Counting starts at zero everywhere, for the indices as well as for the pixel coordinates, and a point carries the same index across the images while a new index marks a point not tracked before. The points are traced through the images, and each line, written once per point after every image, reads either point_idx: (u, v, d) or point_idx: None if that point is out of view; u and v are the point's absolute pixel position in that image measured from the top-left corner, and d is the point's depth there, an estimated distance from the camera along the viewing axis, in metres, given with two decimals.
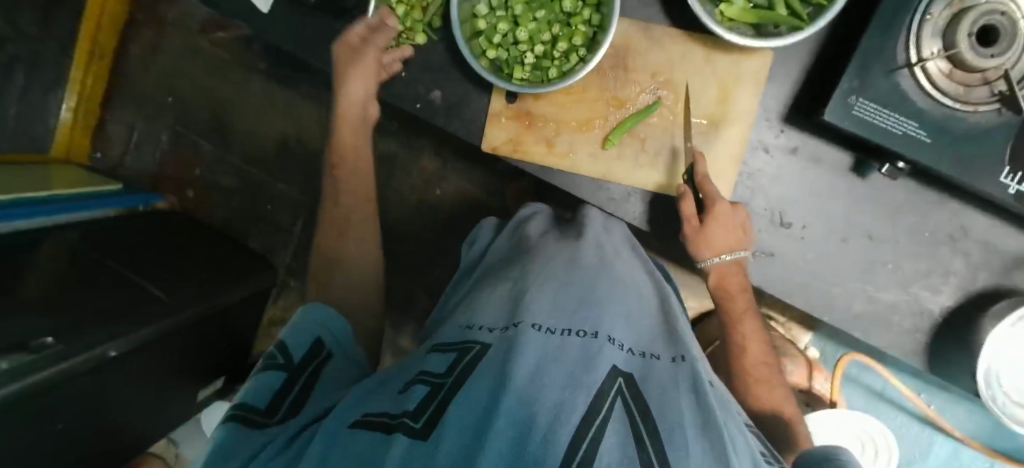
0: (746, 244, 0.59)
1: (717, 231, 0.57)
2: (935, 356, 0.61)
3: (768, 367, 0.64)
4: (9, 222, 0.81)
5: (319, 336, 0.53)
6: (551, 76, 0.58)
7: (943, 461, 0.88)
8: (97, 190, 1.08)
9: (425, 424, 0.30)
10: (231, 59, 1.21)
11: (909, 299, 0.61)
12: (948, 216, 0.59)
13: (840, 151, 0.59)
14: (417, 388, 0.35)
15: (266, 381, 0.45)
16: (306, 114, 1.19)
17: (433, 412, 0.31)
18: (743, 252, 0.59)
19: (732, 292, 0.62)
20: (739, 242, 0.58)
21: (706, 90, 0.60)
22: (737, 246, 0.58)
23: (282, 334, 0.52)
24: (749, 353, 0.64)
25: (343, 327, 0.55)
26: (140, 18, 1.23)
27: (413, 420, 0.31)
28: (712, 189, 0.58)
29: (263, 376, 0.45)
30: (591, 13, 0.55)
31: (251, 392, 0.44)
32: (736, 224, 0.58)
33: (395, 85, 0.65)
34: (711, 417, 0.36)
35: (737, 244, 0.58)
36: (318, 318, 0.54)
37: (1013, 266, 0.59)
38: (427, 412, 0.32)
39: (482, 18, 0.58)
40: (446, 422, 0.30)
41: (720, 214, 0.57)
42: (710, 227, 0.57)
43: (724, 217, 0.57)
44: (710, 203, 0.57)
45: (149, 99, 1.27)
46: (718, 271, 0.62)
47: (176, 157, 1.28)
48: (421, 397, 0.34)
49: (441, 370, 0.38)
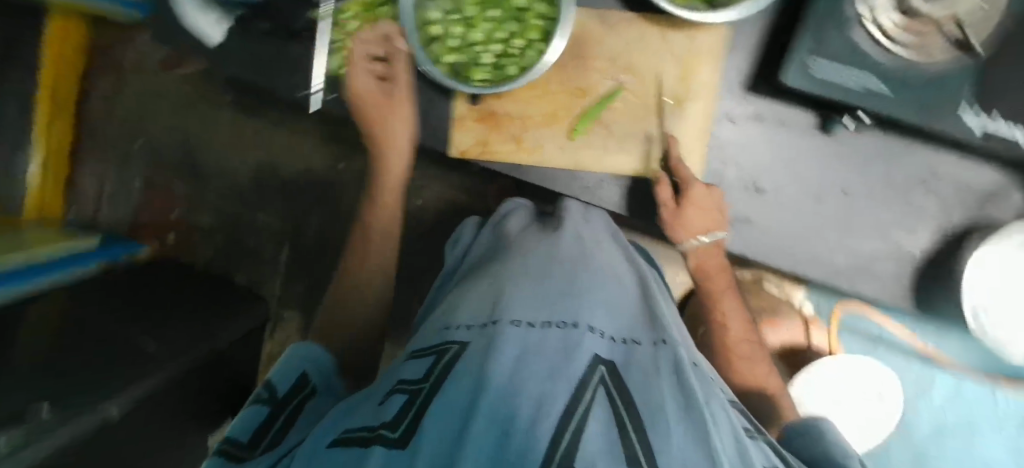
0: (723, 226, 0.62)
1: (696, 213, 0.59)
2: (924, 299, 0.62)
3: (750, 344, 0.68)
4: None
5: (304, 371, 0.55)
6: (511, 73, 0.58)
7: (946, 396, 0.89)
8: (77, 248, 1.07)
9: (403, 432, 0.34)
10: (194, 97, 1.19)
11: (891, 247, 0.62)
12: (917, 163, 0.60)
13: (804, 112, 0.60)
14: (395, 399, 0.38)
15: (250, 417, 0.47)
16: (279, 142, 1.18)
17: (411, 420, 0.34)
18: (719, 234, 0.62)
19: (714, 274, 0.67)
20: (717, 224, 0.61)
21: (666, 69, 0.61)
22: (713, 227, 0.61)
23: (271, 370, 0.54)
24: (733, 329, 0.68)
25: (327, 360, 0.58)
26: (96, 67, 1.21)
27: (390, 430, 0.34)
28: (687, 173, 0.60)
29: (245, 413, 0.47)
30: (544, 7, 0.55)
31: (234, 427, 0.46)
32: (714, 205, 0.60)
33: (359, 101, 0.64)
34: (693, 399, 0.36)
35: (713, 226, 0.61)
36: (304, 354, 0.56)
37: (986, 200, 0.60)
38: (405, 422, 0.35)
39: (436, 23, 0.58)
40: (425, 428, 0.33)
41: (696, 197, 0.58)
42: (687, 211, 0.59)
43: (701, 200, 0.59)
44: (688, 187, 0.59)
45: (116, 147, 1.25)
46: (699, 251, 0.65)
47: (152, 202, 1.26)
48: (400, 405, 0.37)
49: (418, 376, 0.40)
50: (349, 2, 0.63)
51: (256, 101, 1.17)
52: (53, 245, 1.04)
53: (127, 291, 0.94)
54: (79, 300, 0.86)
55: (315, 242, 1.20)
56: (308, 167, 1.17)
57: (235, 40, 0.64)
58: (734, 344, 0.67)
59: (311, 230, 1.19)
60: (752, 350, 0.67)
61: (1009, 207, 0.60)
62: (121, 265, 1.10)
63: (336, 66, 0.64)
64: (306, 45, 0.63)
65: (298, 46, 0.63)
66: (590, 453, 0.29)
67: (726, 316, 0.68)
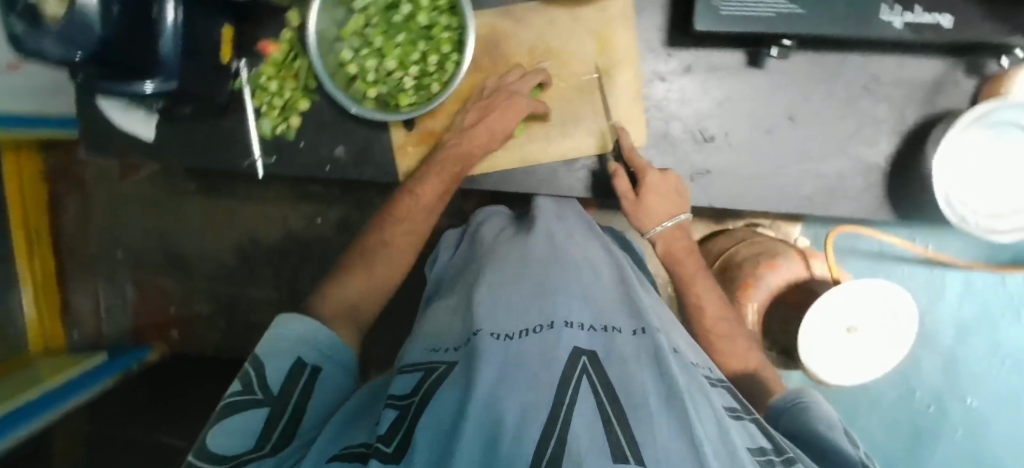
0: (687, 205, 0.62)
1: (656, 199, 0.59)
2: (899, 203, 0.61)
3: (730, 322, 0.61)
4: (21, 429, 0.82)
5: (300, 356, 0.49)
6: (435, 91, 0.59)
7: (960, 296, 0.83)
8: (86, 368, 1.07)
9: (395, 447, 0.33)
10: (161, 192, 1.20)
11: (852, 161, 0.61)
12: (855, 71, 0.60)
13: (732, 52, 0.60)
14: (386, 414, 0.37)
15: (246, 422, 0.42)
16: (252, 214, 1.18)
17: (404, 435, 0.33)
18: (685, 215, 0.61)
19: (682, 254, 0.63)
20: (681, 204, 0.61)
21: (585, 46, 0.62)
22: (676, 209, 0.60)
23: (259, 351, 0.49)
24: (708, 309, 0.61)
25: (329, 339, 0.52)
26: (61, 188, 1.22)
27: (385, 444, 0.33)
28: (640, 161, 0.60)
29: (240, 416, 0.42)
30: (449, 19, 0.56)
31: (225, 435, 0.41)
32: (674, 190, 0.60)
33: (298, 156, 0.67)
34: (675, 387, 0.35)
35: (675, 208, 0.60)
36: (298, 333, 0.51)
37: (933, 92, 0.60)
38: (399, 435, 0.34)
39: (351, 63, 0.59)
40: (416, 442, 0.32)
41: (651, 184, 0.59)
42: (648, 199, 0.59)
43: (661, 184, 0.59)
44: (645, 176, 0.59)
45: (100, 261, 1.25)
46: (664, 238, 0.63)
47: (144, 305, 1.25)
48: (391, 420, 0.36)
49: (406, 392, 0.39)
50: (263, 65, 0.64)
51: (220, 181, 1.18)
52: (64, 370, 1.05)
53: (152, 402, 0.95)
54: (100, 420, 0.88)
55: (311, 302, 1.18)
56: (286, 231, 1.17)
57: (168, 134, 0.68)
58: (712, 325, 0.60)
59: (305, 291, 1.18)
60: (732, 329, 0.60)
61: (957, 94, 0.59)
62: (132, 373, 1.10)
63: (268, 129, 0.65)
64: (236, 117, 0.66)
65: (228, 120, 0.66)
66: (578, 450, 0.29)
67: (698, 296, 0.61)
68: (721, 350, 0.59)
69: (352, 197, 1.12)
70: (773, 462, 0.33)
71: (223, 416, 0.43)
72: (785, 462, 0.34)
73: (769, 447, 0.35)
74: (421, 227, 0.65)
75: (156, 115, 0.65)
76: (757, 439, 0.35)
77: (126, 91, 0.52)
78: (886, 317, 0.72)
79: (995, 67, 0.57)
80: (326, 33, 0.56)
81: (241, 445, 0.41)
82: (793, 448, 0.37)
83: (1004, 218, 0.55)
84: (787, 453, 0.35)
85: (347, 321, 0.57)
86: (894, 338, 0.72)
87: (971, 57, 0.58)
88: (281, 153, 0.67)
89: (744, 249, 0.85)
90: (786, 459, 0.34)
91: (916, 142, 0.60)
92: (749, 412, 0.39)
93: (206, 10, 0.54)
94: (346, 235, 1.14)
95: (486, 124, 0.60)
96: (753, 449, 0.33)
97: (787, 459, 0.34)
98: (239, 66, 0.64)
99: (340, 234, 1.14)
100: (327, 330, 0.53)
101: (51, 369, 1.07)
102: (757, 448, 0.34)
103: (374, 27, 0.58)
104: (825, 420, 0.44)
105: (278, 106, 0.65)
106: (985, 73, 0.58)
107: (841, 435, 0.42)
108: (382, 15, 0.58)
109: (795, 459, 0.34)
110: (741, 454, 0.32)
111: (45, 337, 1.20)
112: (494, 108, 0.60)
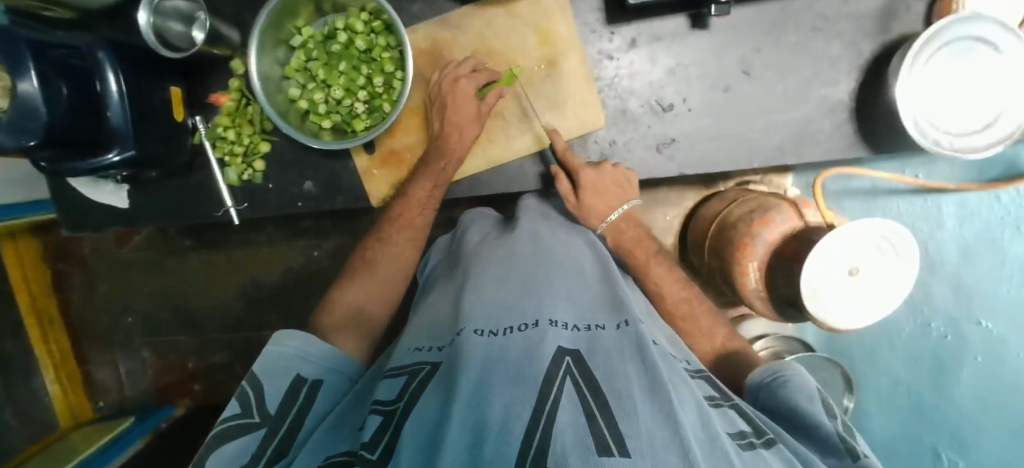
0: (634, 193, 0.63)
1: (594, 197, 0.61)
2: (871, 137, 0.60)
3: (692, 302, 0.60)
4: None
5: (298, 373, 0.50)
6: (387, 110, 0.60)
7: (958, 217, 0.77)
8: (116, 433, 1.09)
9: (382, 453, 0.34)
10: (158, 253, 1.22)
11: (816, 103, 0.60)
12: (801, 13, 0.59)
13: (674, 17, 0.60)
14: (371, 420, 0.37)
15: (243, 444, 0.42)
16: (249, 259, 1.18)
17: (390, 438, 0.35)
18: (632, 203, 0.63)
19: (631, 245, 0.63)
20: (626, 193, 0.62)
21: (526, 39, 0.63)
22: (620, 201, 0.62)
23: (257, 367, 0.49)
24: (668, 294, 0.61)
25: (326, 350, 0.53)
26: (63, 266, 1.24)
27: (369, 452, 0.34)
28: (575, 161, 0.61)
29: (240, 441, 0.43)
30: (386, 38, 0.58)
31: (225, 459, 0.41)
32: (613, 182, 0.62)
33: (269, 197, 0.68)
34: (657, 377, 0.35)
35: (618, 200, 0.62)
36: (294, 348, 0.51)
37: (885, 19, 0.58)
38: (382, 441, 0.35)
39: (301, 99, 0.61)
40: (401, 453, 0.32)
41: (587, 182, 0.61)
42: (587, 198, 0.61)
43: (596, 181, 0.61)
44: (579, 176, 0.61)
45: (114, 331, 1.26)
46: (612, 232, 0.63)
47: (164, 366, 1.25)
48: (376, 427, 0.37)
49: (391, 397, 0.40)
50: (217, 118, 0.65)
51: (216, 234, 1.18)
52: (94, 440, 1.08)
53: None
54: None
55: None
56: (286, 268, 1.17)
57: (142, 198, 0.70)
58: (673, 307, 0.60)
59: None
60: (693, 308, 0.60)
61: (911, 18, 0.57)
62: (161, 431, 1.12)
63: (234, 177, 0.67)
64: (204, 172, 0.68)
65: (198, 175, 0.68)
66: (562, 447, 0.28)
67: (657, 282, 0.62)
68: (688, 331, 0.59)
69: (344, 224, 1.11)
70: (753, 444, 0.34)
71: (218, 438, 0.43)
72: (765, 443, 0.35)
73: (749, 430, 0.36)
74: (416, 222, 0.66)
75: (125, 185, 0.69)
76: (737, 423, 0.36)
77: (87, 168, 0.53)
78: (881, 271, 0.66)
79: None
80: (270, 73, 0.58)
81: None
82: (770, 426, 0.39)
83: (979, 134, 0.53)
84: (766, 434, 0.36)
85: (351, 328, 0.59)
86: (887, 295, 0.66)
87: None
88: (252, 199, 0.69)
89: (737, 209, 0.83)
90: (766, 441, 0.35)
91: (877, 73, 0.59)
92: (727, 400, 0.40)
93: (150, 75, 0.56)
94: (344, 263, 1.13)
95: (448, 122, 0.61)
96: (733, 434, 0.34)
97: (767, 440, 0.35)
98: (194, 122, 0.65)
99: (338, 263, 1.14)
100: (324, 342, 0.53)
101: (83, 441, 1.09)
102: (736, 432, 0.35)
103: (316, 60, 0.60)
104: (805, 393, 0.43)
105: (240, 154, 0.66)
106: None
107: (821, 409, 0.42)
108: (322, 48, 0.60)
109: (774, 439, 0.35)
110: (722, 437, 0.32)
111: (72, 411, 1.22)
112: (448, 104, 0.61)
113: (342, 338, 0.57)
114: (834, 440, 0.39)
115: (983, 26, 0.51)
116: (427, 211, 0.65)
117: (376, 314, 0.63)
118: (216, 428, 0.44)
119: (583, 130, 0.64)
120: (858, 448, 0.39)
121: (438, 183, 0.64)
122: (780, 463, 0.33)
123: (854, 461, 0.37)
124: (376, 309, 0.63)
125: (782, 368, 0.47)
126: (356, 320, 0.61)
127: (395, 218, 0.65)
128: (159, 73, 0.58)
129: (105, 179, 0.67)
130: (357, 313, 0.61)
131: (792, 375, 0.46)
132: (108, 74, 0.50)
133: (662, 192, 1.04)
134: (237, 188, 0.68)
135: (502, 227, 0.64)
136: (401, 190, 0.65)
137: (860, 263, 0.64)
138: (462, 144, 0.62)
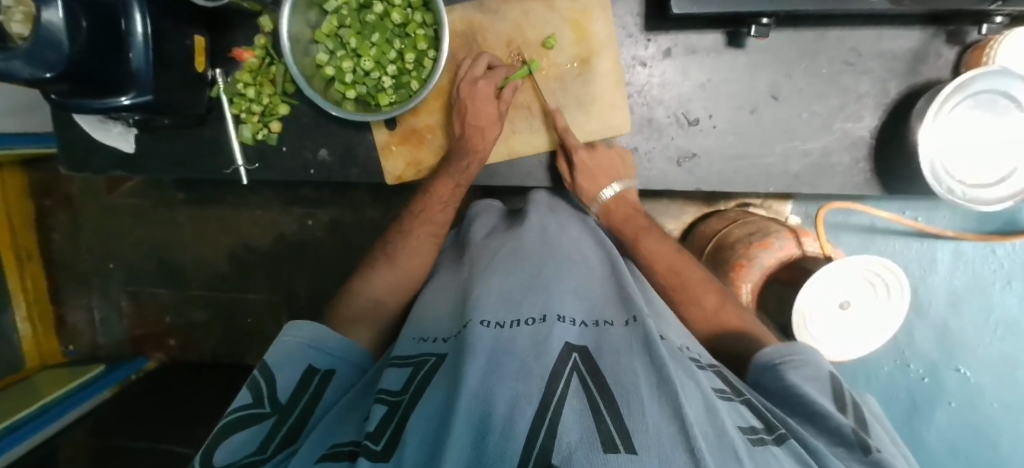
0: (627, 172, 0.64)
1: (586, 178, 0.63)
2: (884, 177, 0.61)
3: (684, 273, 0.59)
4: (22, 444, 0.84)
5: (309, 363, 0.49)
6: (415, 88, 0.60)
7: (950, 265, 0.82)
8: (84, 378, 1.06)
9: (385, 445, 0.33)
10: (146, 202, 1.18)
11: (837, 137, 0.61)
12: (835, 46, 0.59)
13: (711, 33, 0.60)
14: (376, 410, 0.37)
15: (251, 434, 0.41)
16: (240, 219, 1.15)
17: (393, 433, 0.34)
18: (625, 182, 0.64)
19: (619, 220, 0.65)
20: (619, 173, 0.63)
21: (562, 34, 0.63)
22: (611, 180, 0.63)
23: (268, 355, 0.49)
24: (659, 264, 0.61)
25: (338, 342, 0.52)
26: (48, 203, 1.20)
27: (374, 442, 0.33)
28: (569, 142, 0.62)
29: (247, 431, 0.42)
30: (423, 15, 0.58)
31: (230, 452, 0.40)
32: (607, 163, 0.63)
33: (282, 161, 0.68)
34: (665, 371, 0.34)
35: (610, 179, 0.63)
36: (304, 339, 0.51)
37: (915, 62, 0.58)
38: (387, 433, 0.34)
39: (327, 64, 0.60)
40: (406, 443, 0.31)
41: (582, 163, 0.62)
42: (580, 178, 0.63)
43: (589, 163, 0.62)
44: (573, 155, 0.62)
45: (93, 276, 1.22)
46: (604, 211, 0.65)
47: (142, 317, 1.22)
48: (380, 417, 0.36)
49: (397, 387, 0.40)
50: (238, 73, 0.64)
51: (209, 190, 1.15)
52: (64, 383, 1.05)
53: (161, 406, 0.96)
54: (108, 432, 0.90)
55: (309, 306, 1.15)
56: (279, 234, 1.14)
57: (147, 145, 0.69)
58: (664, 279, 0.60)
59: (302, 295, 1.15)
60: (685, 278, 0.59)
61: (940, 64, 0.58)
62: (133, 381, 1.10)
63: (248, 135, 0.66)
64: (217, 127, 0.67)
65: (209, 129, 0.67)
66: (568, 444, 0.28)
67: (647, 253, 0.62)
68: (681, 302, 0.58)
69: (341, 195, 1.09)
70: (764, 440, 0.33)
71: (218, 433, 0.41)
72: (775, 439, 0.34)
73: (760, 425, 0.36)
74: (436, 217, 0.66)
75: (134, 129, 0.67)
76: (747, 417, 0.36)
77: (99, 107, 0.52)
78: (871, 305, 0.67)
79: (976, 34, 0.56)
80: (300, 35, 0.57)
81: (244, 458, 0.40)
82: (782, 420, 0.38)
83: (986, 190, 0.55)
84: (777, 429, 0.36)
85: (367, 322, 0.59)
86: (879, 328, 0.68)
87: (952, 26, 0.57)
88: (264, 159, 0.68)
89: (737, 230, 0.80)
90: (776, 437, 0.35)
91: (901, 114, 0.60)
92: (737, 393, 0.39)
93: (175, 20, 0.55)
94: (337, 236, 1.12)
95: (476, 117, 0.61)
96: (743, 427, 0.34)
97: (778, 436, 0.35)
98: (214, 74, 0.64)
99: (331, 235, 1.12)
100: (333, 333, 0.53)
101: (50, 382, 1.06)
102: (748, 427, 0.34)
103: (349, 27, 0.59)
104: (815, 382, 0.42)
105: (257, 113, 0.65)
106: (967, 42, 0.57)
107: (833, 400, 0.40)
108: (356, 16, 0.59)
109: (785, 435, 0.35)
110: (731, 433, 0.32)
111: (41, 352, 1.19)
112: (468, 108, 0.62)
113: (356, 330, 0.58)
114: (847, 431, 0.38)
115: (1009, 82, 0.52)
116: (448, 208, 0.66)
117: (394, 306, 0.62)
118: (223, 418, 0.42)
119: (607, 133, 0.65)
120: (871, 441, 0.37)
121: (460, 182, 0.64)
122: (791, 461, 0.32)
123: (866, 457, 0.36)
124: (394, 302, 0.63)
125: (792, 351, 0.45)
126: (371, 314, 0.60)
127: (419, 211, 0.67)
128: (182, 20, 0.56)
129: (114, 121, 0.65)
130: (376, 307, 0.61)
131: (801, 358, 0.45)
132: (135, 13, 0.49)
133: (666, 202, 1.02)
134: (250, 147, 0.68)
135: (512, 219, 0.63)
136: (427, 182, 0.67)
137: (853, 296, 0.65)
138: (484, 145, 0.63)
